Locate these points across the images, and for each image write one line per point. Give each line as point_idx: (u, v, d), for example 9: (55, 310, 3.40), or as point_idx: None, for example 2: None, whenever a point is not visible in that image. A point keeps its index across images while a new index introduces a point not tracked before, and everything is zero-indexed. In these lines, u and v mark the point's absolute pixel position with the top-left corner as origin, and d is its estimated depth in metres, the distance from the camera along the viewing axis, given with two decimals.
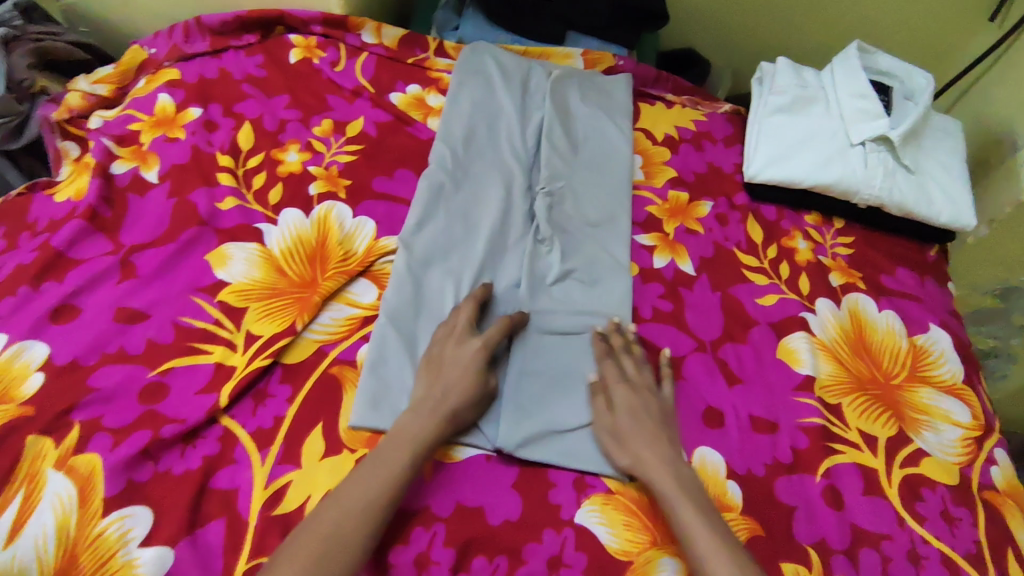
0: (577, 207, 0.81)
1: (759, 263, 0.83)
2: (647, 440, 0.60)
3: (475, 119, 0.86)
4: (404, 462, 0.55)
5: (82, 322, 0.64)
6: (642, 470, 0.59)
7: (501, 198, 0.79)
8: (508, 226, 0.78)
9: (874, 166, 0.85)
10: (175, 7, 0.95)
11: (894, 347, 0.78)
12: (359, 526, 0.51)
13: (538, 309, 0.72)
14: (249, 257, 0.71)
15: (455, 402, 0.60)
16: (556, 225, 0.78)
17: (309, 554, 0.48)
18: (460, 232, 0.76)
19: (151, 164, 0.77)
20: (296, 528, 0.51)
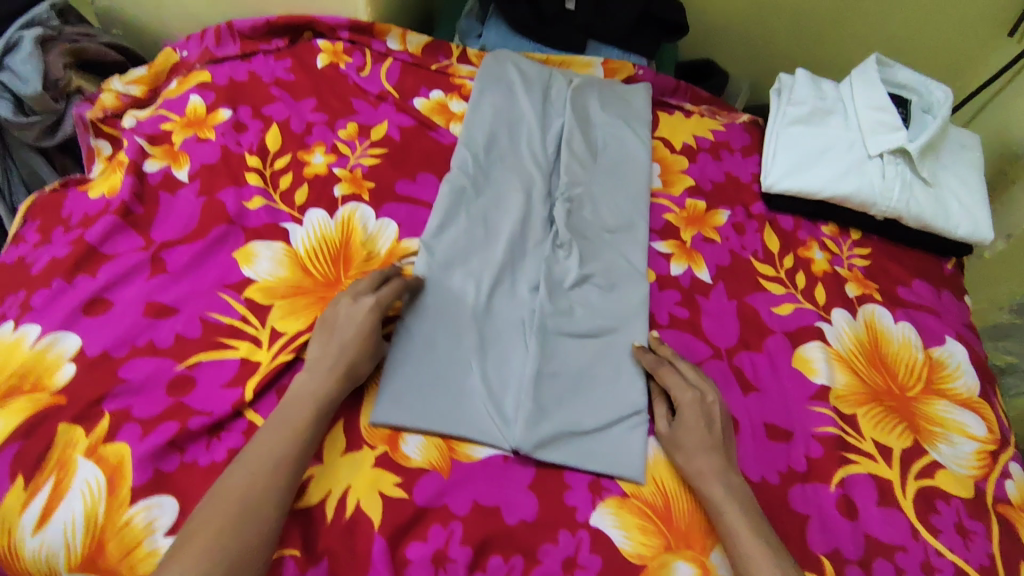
0: (596, 214, 0.82)
1: (775, 273, 0.83)
2: (706, 450, 0.62)
3: (497, 125, 0.88)
4: (307, 423, 0.57)
5: (114, 315, 0.66)
6: (698, 478, 0.61)
7: (522, 204, 0.80)
8: (527, 232, 0.79)
9: (892, 178, 0.85)
10: (207, 11, 0.97)
11: (909, 359, 0.78)
12: (268, 487, 0.53)
13: (558, 311, 0.72)
14: (275, 255, 0.73)
15: (352, 355, 0.62)
16: (574, 231, 0.79)
17: (221, 517, 0.50)
18: (481, 237, 0.77)
19: (182, 163, 0.79)
20: (213, 487, 0.53)
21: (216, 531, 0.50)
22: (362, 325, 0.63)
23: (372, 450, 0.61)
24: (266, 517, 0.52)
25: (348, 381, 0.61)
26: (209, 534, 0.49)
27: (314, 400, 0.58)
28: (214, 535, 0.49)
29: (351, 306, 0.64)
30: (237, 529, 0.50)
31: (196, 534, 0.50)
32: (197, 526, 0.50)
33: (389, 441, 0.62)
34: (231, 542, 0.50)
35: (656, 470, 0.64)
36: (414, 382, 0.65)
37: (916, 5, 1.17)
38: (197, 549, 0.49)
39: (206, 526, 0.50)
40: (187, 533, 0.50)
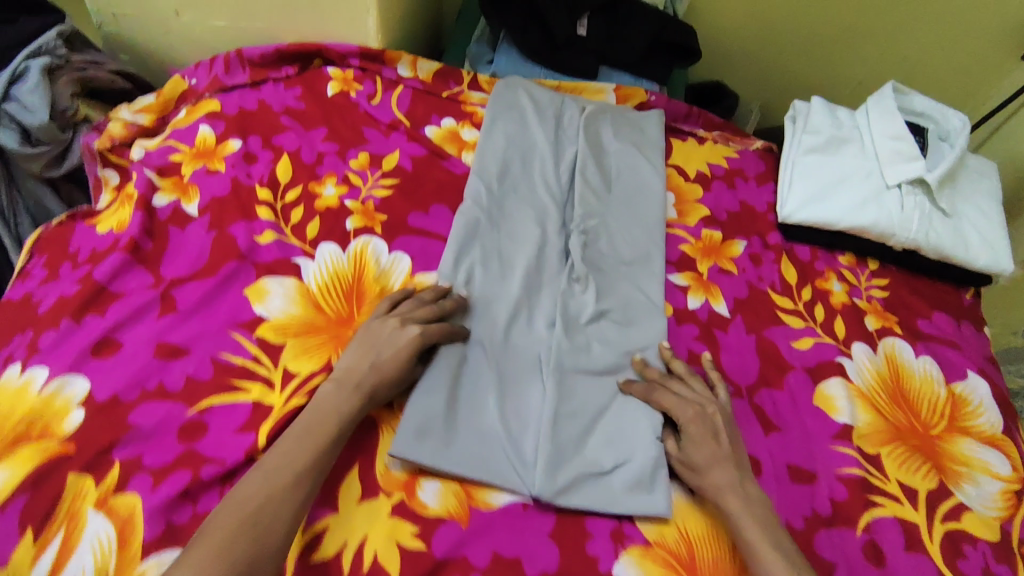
0: (611, 248, 0.81)
1: (794, 306, 0.82)
2: (718, 460, 0.63)
3: (509, 154, 0.86)
4: (325, 437, 0.56)
5: (123, 357, 0.64)
6: (714, 492, 0.61)
7: (537, 238, 0.79)
8: (543, 266, 0.77)
9: (910, 209, 0.84)
10: (216, 37, 0.97)
11: (931, 395, 0.77)
12: (279, 501, 0.52)
13: (575, 350, 0.71)
14: (286, 291, 0.71)
15: (380, 374, 0.62)
16: (591, 265, 0.78)
17: (237, 522, 0.50)
18: (497, 272, 0.75)
19: (191, 196, 0.78)
20: (224, 501, 0.52)
21: (224, 545, 0.49)
22: (404, 350, 0.63)
23: (388, 497, 0.59)
24: (275, 532, 0.51)
25: (369, 402, 0.61)
26: (217, 545, 0.49)
27: (333, 417, 0.58)
28: (223, 547, 0.49)
29: (396, 330, 0.64)
30: (245, 541, 0.49)
31: (201, 545, 0.49)
32: (205, 536, 0.49)
33: (406, 487, 0.60)
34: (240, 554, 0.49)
35: (680, 516, 0.63)
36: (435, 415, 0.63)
37: (927, 28, 1.16)
38: (206, 554, 0.48)
39: (214, 538, 0.49)
40: (195, 544, 0.49)
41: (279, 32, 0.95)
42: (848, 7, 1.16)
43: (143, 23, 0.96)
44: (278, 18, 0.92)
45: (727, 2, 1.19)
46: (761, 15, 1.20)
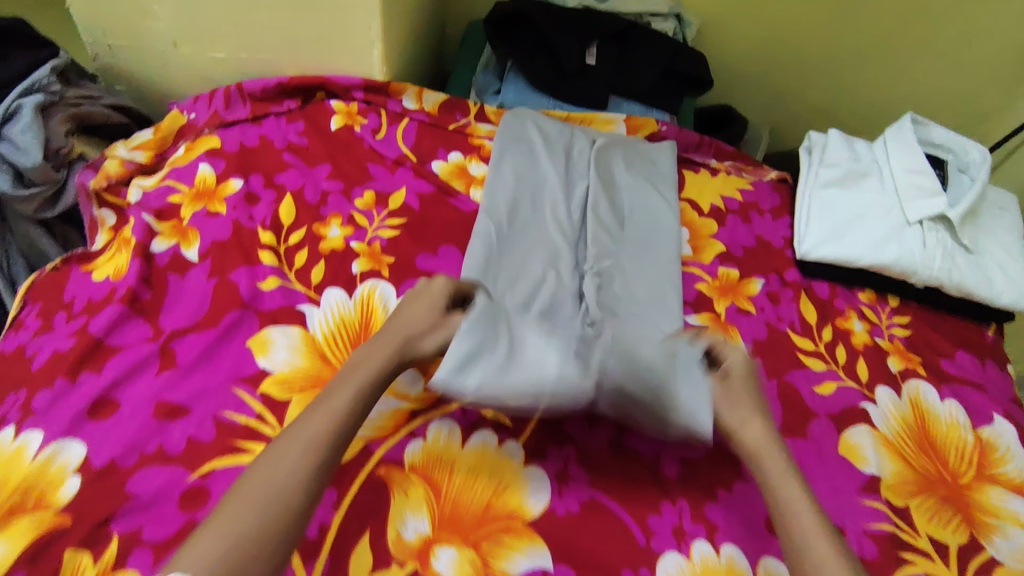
0: (627, 288, 0.77)
1: (815, 347, 0.79)
2: (753, 414, 0.61)
3: (519, 190, 0.83)
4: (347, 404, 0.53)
5: (121, 418, 0.61)
6: (749, 447, 0.59)
7: (550, 279, 0.76)
8: (558, 307, 0.74)
9: (933, 246, 0.82)
10: (216, 69, 0.94)
11: (958, 441, 0.75)
12: (298, 468, 0.49)
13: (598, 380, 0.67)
14: (291, 342, 0.68)
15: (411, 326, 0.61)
16: (607, 307, 0.74)
17: (256, 492, 0.47)
18: (512, 313, 0.72)
19: (191, 240, 0.75)
20: (245, 472, 0.49)
21: (241, 514, 0.46)
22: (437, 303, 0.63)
23: (401, 568, 0.56)
24: (296, 500, 0.48)
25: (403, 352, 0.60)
26: (234, 514, 0.46)
27: (356, 379, 0.55)
28: (241, 514, 0.46)
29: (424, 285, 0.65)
30: (262, 509, 0.46)
31: (216, 520, 0.46)
32: (224, 507, 0.47)
33: (420, 556, 0.57)
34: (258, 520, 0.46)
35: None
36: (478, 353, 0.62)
37: (940, 52, 1.15)
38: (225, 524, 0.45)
39: (231, 508, 0.46)
40: (212, 515, 0.46)
41: (280, 65, 0.92)
42: (859, 31, 1.15)
43: (140, 55, 0.94)
44: (280, 50, 0.90)
45: (736, 27, 1.17)
46: (771, 39, 1.18)
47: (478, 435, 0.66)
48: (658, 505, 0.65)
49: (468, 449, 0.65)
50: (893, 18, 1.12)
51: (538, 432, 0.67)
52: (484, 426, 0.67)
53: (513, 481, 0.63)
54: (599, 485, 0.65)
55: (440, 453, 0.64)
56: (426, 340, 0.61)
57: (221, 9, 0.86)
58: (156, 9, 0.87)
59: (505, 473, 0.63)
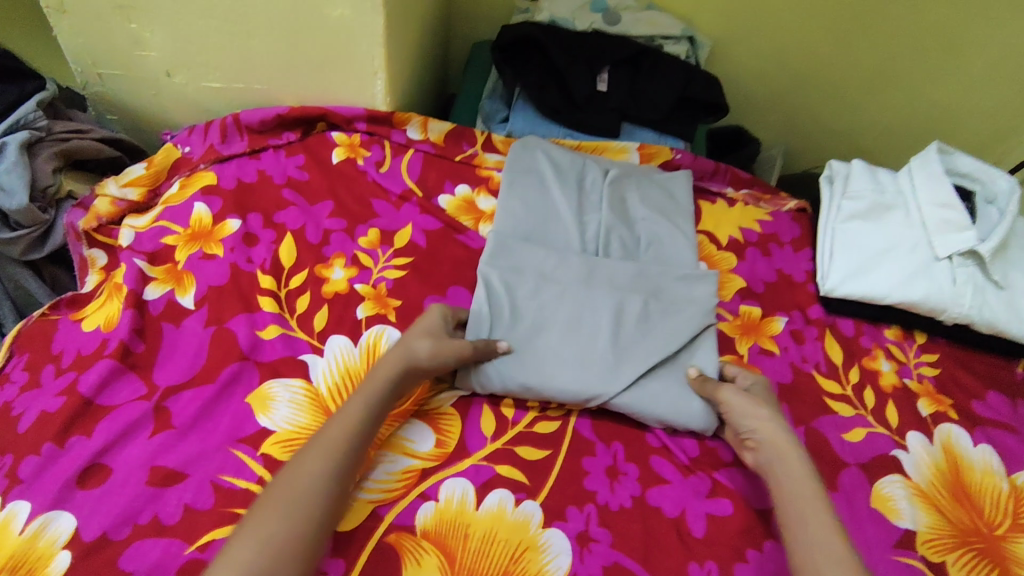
0: (651, 320, 0.72)
1: (842, 390, 0.76)
2: (777, 420, 0.63)
3: (531, 219, 0.79)
4: (364, 413, 0.57)
5: (112, 487, 0.57)
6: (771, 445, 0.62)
7: (570, 313, 0.71)
8: (578, 345, 0.69)
9: (962, 283, 0.79)
10: (212, 99, 0.90)
11: (993, 489, 0.71)
12: (317, 477, 0.52)
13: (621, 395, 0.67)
14: (294, 398, 0.64)
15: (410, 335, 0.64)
16: (628, 347, 0.70)
17: (279, 505, 0.50)
18: (529, 356, 0.68)
19: (187, 286, 0.71)
20: (271, 483, 0.52)
21: (271, 520, 0.49)
22: (443, 324, 0.67)
23: None
24: (318, 510, 0.51)
25: (399, 359, 0.62)
26: (258, 526, 0.48)
27: (366, 390, 0.59)
28: (270, 520, 0.49)
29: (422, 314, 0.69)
30: (289, 515, 0.49)
31: (247, 529, 0.48)
32: (252, 518, 0.49)
33: None
34: (289, 524, 0.49)
35: None
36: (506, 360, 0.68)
37: (958, 74, 1.12)
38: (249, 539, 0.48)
39: (261, 514, 0.49)
40: (242, 523, 0.49)
41: (279, 94, 0.89)
42: (875, 52, 1.12)
43: (132, 84, 0.90)
44: (279, 80, 0.86)
45: (748, 47, 1.14)
46: (782, 59, 1.15)
47: (493, 494, 0.62)
48: (686, 569, 0.60)
49: (482, 512, 0.60)
50: (910, 39, 1.09)
51: (557, 490, 0.63)
52: (500, 484, 0.63)
53: (530, 545, 0.59)
54: (622, 548, 0.60)
55: (453, 517, 0.60)
56: (423, 344, 0.63)
57: (218, 39, 0.82)
58: (149, 38, 0.83)
59: (523, 536, 0.59)
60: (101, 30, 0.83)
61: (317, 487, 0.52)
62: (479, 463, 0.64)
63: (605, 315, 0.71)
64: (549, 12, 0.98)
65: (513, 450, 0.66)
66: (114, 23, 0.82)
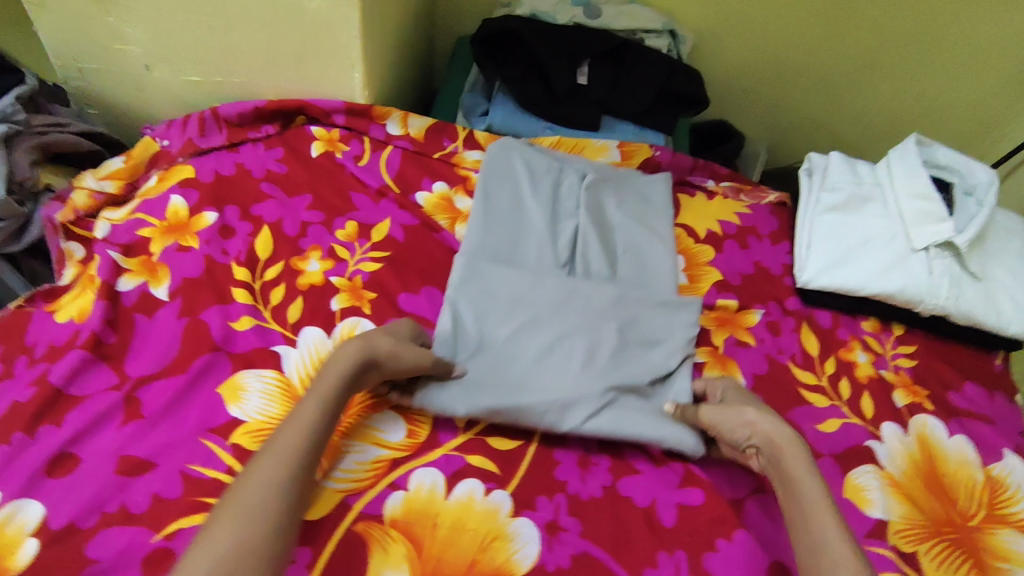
0: (626, 350, 0.71)
1: (817, 381, 0.76)
2: (774, 422, 0.61)
3: (503, 232, 0.78)
4: (318, 417, 0.55)
5: (80, 476, 0.57)
6: (772, 449, 0.60)
7: (544, 338, 0.70)
8: (551, 372, 0.68)
9: (939, 274, 0.79)
10: (192, 92, 0.90)
11: (966, 479, 0.71)
12: (275, 478, 0.50)
13: (595, 425, 0.64)
14: (265, 388, 0.64)
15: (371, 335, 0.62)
16: (603, 374, 0.68)
17: (237, 508, 0.47)
18: (500, 381, 0.66)
19: (161, 278, 0.71)
20: (226, 495, 0.48)
21: (225, 533, 0.45)
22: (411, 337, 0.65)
23: None
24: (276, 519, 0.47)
25: (361, 353, 0.60)
26: (217, 532, 0.45)
27: (319, 391, 0.57)
28: (225, 533, 0.45)
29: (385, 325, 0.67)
30: (248, 524, 0.46)
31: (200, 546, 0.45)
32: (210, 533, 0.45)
33: None
34: (246, 536, 0.45)
35: None
36: (467, 387, 0.65)
37: (942, 67, 1.12)
38: (210, 545, 0.44)
39: (215, 529, 0.45)
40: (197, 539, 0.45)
41: (259, 87, 0.89)
42: (859, 45, 1.12)
43: (112, 78, 0.90)
44: (259, 74, 0.86)
45: (733, 42, 1.14)
46: (766, 54, 1.15)
47: (463, 484, 0.62)
48: (655, 557, 0.60)
49: (452, 501, 0.60)
50: (893, 33, 1.09)
51: (527, 480, 0.63)
52: (470, 474, 0.62)
53: (499, 535, 0.58)
54: (592, 537, 0.60)
55: (422, 505, 0.60)
56: (386, 342, 0.61)
57: (197, 32, 0.82)
58: (128, 31, 0.83)
59: (492, 525, 0.59)
60: (80, 24, 0.83)
61: (272, 495, 0.48)
62: (450, 453, 0.64)
63: (580, 341, 0.70)
64: (531, 5, 0.98)
65: (484, 441, 0.66)
66: (93, 17, 0.82)
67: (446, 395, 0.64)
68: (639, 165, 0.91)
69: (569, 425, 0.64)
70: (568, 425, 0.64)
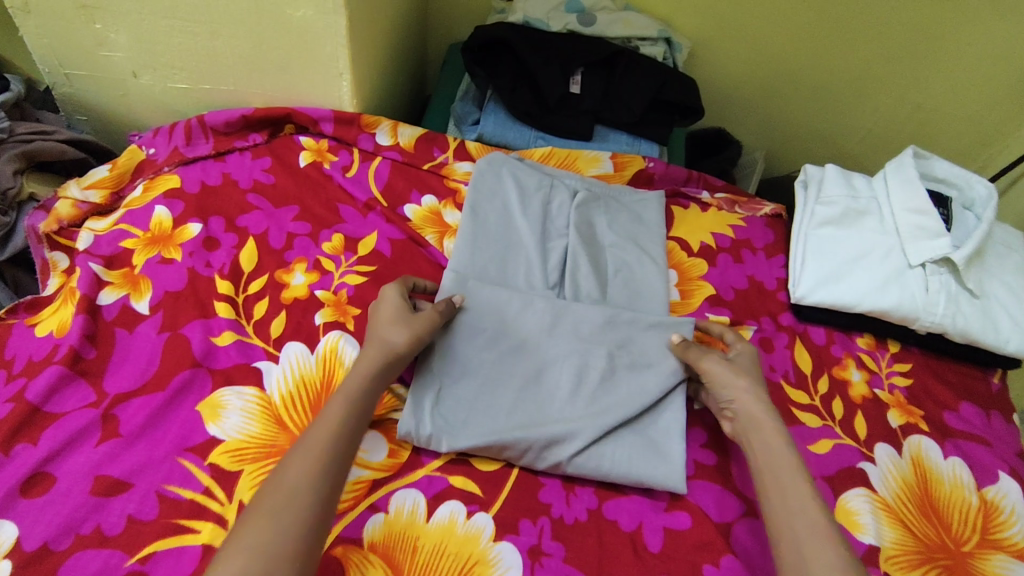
0: (614, 376, 0.70)
1: (810, 401, 0.74)
2: (757, 396, 0.64)
3: (491, 252, 0.77)
4: (342, 415, 0.56)
5: (55, 496, 0.57)
6: (751, 420, 0.63)
7: (530, 367, 0.69)
8: (536, 403, 0.67)
9: (935, 291, 0.78)
10: (180, 100, 0.89)
11: (961, 503, 0.69)
12: (305, 475, 0.52)
13: (582, 459, 0.64)
14: (245, 407, 0.63)
15: (380, 333, 0.63)
16: (590, 403, 0.68)
17: (269, 506, 0.49)
18: (485, 411, 0.66)
19: (143, 291, 0.70)
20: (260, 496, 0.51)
21: (257, 531, 0.48)
22: (401, 302, 0.67)
23: None
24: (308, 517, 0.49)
25: (381, 355, 0.61)
26: (252, 529, 0.48)
27: (345, 389, 0.58)
28: (260, 531, 0.48)
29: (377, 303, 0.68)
30: (277, 520, 0.48)
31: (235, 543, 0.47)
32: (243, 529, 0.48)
33: None
34: (280, 532, 0.48)
35: None
36: (451, 418, 0.65)
37: (942, 77, 1.11)
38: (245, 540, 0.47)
39: (250, 527, 0.48)
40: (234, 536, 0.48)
41: (247, 95, 0.88)
42: (858, 54, 1.10)
43: (99, 84, 0.89)
44: (247, 82, 0.85)
45: (730, 49, 1.13)
46: (764, 62, 1.14)
47: (445, 506, 0.61)
48: None
49: (432, 525, 0.59)
50: (893, 43, 1.08)
51: (510, 503, 0.62)
52: (452, 496, 0.61)
53: (479, 560, 0.57)
54: (575, 562, 0.59)
55: (402, 529, 0.59)
56: (399, 338, 0.63)
57: (183, 40, 0.81)
58: (114, 37, 0.82)
59: (472, 550, 0.58)
60: (65, 30, 0.82)
61: (302, 490, 0.51)
62: (432, 474, 0.63)
63: (567, 370, 0.69)
64: (524, 12, 0.97)
65: (467, 462, 0.65)
66: (78, 23, 0.81)
67: (430, 428, 0.63)
68: (631, 176, 0.90)
69: (554, 459, 0.64)
70: (554, 460, 0.64)
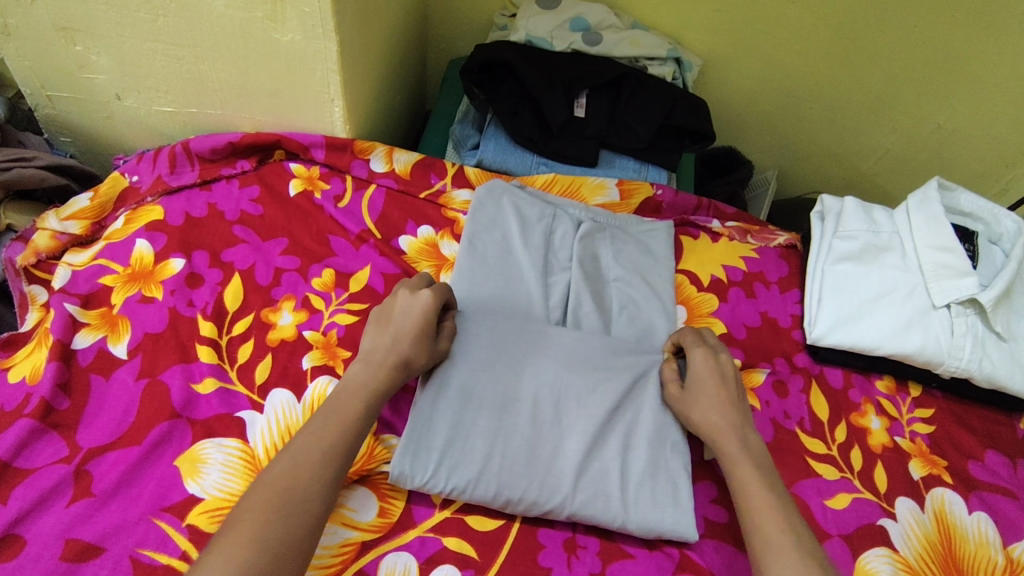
0: (619, 411, 0.64)
1: (827, 451, 0.70)
2: (712, 406, 0.62)
3: (493, 282, 0.73)
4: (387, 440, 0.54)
5: (25, 561, 0.52)
6: (711, 433, 0.62)
7: (534, 395, 0.63)
8: (533, 438, 0.62)
9: (961, 334, 0.74)
10: (167, 123, 0.86)
11: (987, 563, 0.64)
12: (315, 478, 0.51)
13: (580, 505, 0.59)
14: (227, 462, 0.59)
15: (404, 348, 0.60)
16: (594, 441, 0.62)
17: (272, 503, 0.49)
18: (476, 450, 0.60)
19: (121, 333, 0.67)
20: None
21: (260, 522, 0.47)
22: (423, 316, 0.62)
23: None
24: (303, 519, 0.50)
25: (399, 373, 0.59)
26: (258, 526, 0.47)
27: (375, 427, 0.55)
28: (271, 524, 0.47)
29: (409, 299, 0.63)
30: (276, 521, 0.48)
31: (235, 525, 0.47)
32: (240, 513, 0.48)
33: None
34: (288, 529, 0.48)
35: None
36: (444, 459, 0.59)
37: (963, 97, 1.06)
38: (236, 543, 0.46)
39: (248, 519, 0.47)
40: (234, 517, 0.48)
41: (236, 119, 0.84)
42: (873, 72, 1.06)
43: (82, 106, 0.85)
44: (236, 106, 0.82)
45: (739, 68, 1.10)
46: (774, 79, 1.11)
47: (438, 571, 0.57)
48: None
49: None
50: (910, 60, 1.03)
51: (507, 566, 0.58)
52: (446, 560, 0.57)
53: None
54: None
55: None
56: (420, 360, 0.60)
57: (167, 63, 0.77)
58: (95, 59, 0.78)
59: None
60: (46, 53, 0.78)
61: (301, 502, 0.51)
62: (425, 535, 0.59)
63: (573, 401, 0.64)
64: (526, 30, 0.93)
65: (462, 520, 0.60)
66: (58, 45, 0.77)
67: (426, 467, 0.59)
68: (637, 205, 0.86)
69: (553, 502, 0.59)
70: (551, 506, 0.59)
